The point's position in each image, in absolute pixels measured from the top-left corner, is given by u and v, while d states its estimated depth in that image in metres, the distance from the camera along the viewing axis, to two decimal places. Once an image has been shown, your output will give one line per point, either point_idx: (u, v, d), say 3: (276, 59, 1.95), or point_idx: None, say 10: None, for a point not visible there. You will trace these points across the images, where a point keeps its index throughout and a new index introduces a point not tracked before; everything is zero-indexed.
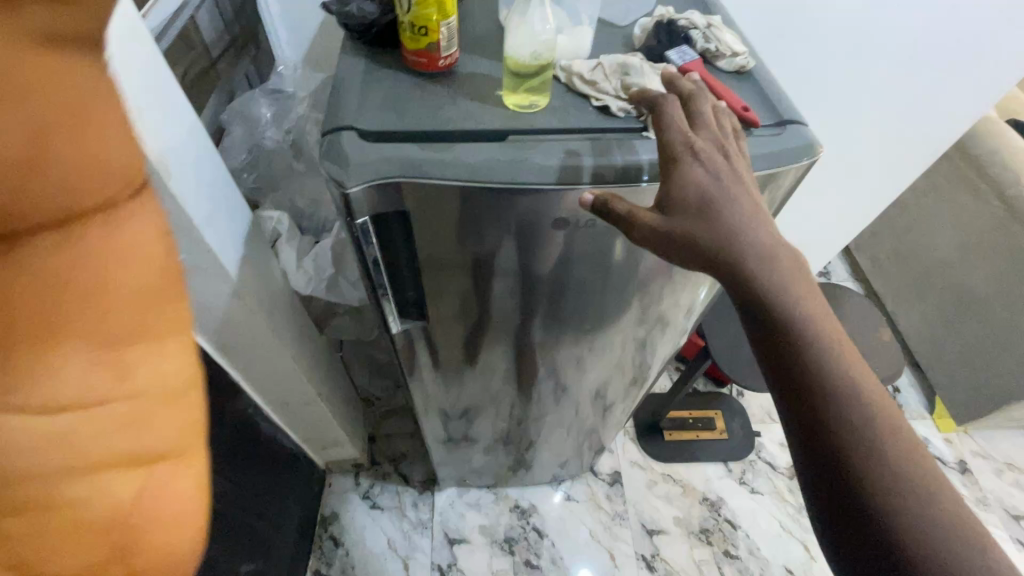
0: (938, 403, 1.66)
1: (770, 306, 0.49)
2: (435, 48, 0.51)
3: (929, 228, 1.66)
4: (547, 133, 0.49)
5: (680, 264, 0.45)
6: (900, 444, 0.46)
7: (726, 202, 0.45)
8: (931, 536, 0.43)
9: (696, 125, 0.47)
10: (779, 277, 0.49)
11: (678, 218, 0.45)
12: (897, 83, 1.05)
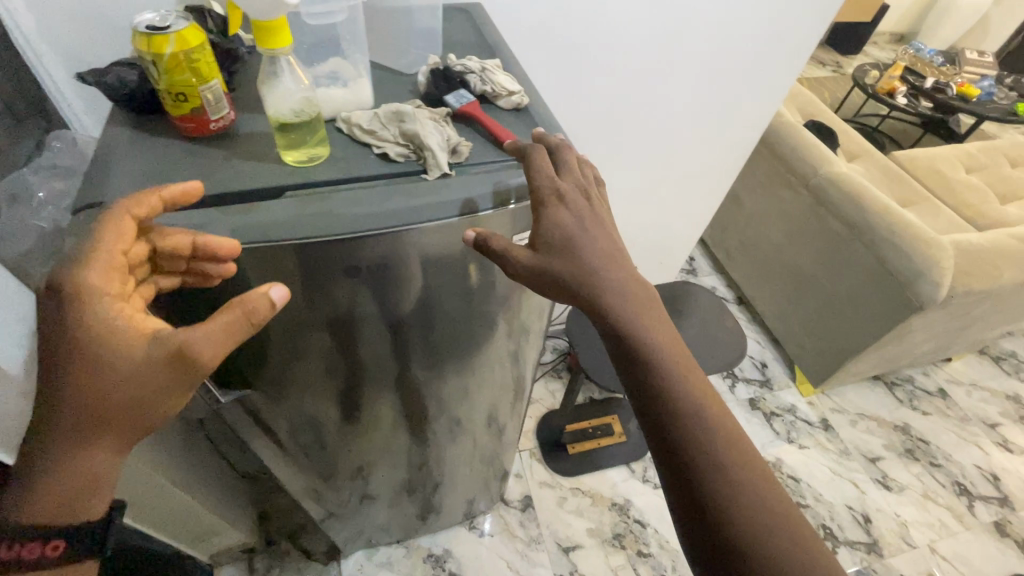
0: (797, 371, 1.87)
1: (623, 330, 0.54)
2: (201, 112, 0.50)
3: (762, 220, 1.89)
4: (322, 185, 0.50)
5: (550, 293, 0.54)
6: (736, 449, 0.52)
7: (584, 240, 0.54)
8: (763, 530, 0.49)
9: (561, 173, 0.55)
10: (629, 304, 0.55)
11: (546, 255, 0.53)
12: (697, 109, 1.21)
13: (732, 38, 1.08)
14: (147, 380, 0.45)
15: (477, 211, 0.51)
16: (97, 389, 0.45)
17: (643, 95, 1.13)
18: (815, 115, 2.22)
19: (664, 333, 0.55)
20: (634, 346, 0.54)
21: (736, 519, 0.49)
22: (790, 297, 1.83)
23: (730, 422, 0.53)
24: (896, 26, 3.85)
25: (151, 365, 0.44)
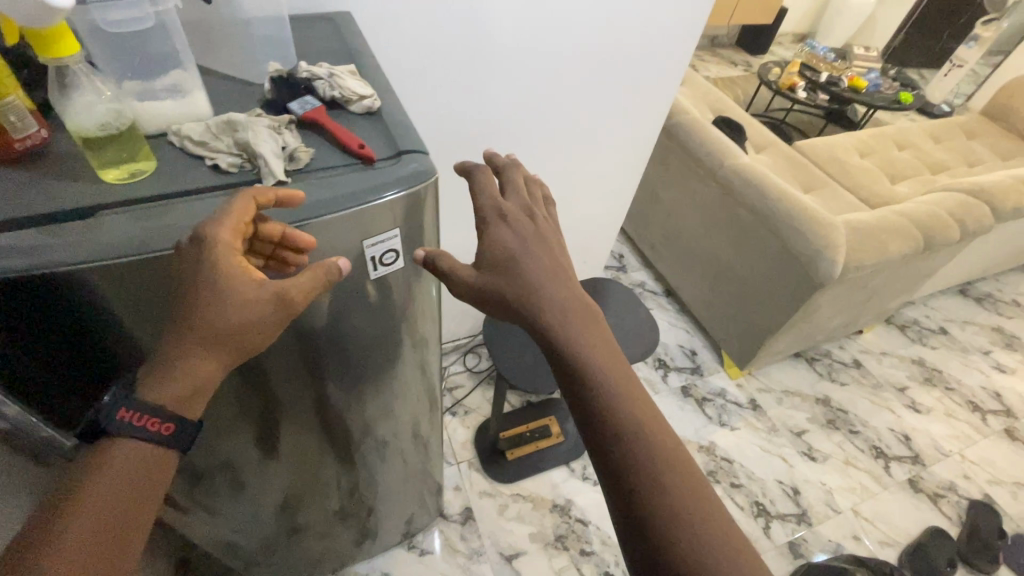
0: (725, 355, 1.94)
1: (562, 351, 0.59)
2: (1, 131, 0.46)
3: (679, 213, 1.96)
4: (141, 201, 0.47)
5: (495, 308, 0.63)
6: (671, 458, 0.55)
7: (522, 258, 0.63)
8: (689, 533, 0.52)
9: (507, 196, 0.69)
10: (568, 327, 0.60)
11: (488, 273, 0.63)
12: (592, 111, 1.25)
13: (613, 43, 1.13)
14: (263, 312, 0.48)
15: (316, 216, 0.49)
16: (218, 320, 0.47)
17: (536, 101, 1.16)
18: (723, 111, 2.33)
19: (604, 352, 0.60)
20: (574, 362, 0.59)
21: (655, 496, 0.53)
22: (710, 285, 1.90)
23: (666, 433, 0.57)
24: (798, 26, 4.12)
25: (268, 296, 0.48)
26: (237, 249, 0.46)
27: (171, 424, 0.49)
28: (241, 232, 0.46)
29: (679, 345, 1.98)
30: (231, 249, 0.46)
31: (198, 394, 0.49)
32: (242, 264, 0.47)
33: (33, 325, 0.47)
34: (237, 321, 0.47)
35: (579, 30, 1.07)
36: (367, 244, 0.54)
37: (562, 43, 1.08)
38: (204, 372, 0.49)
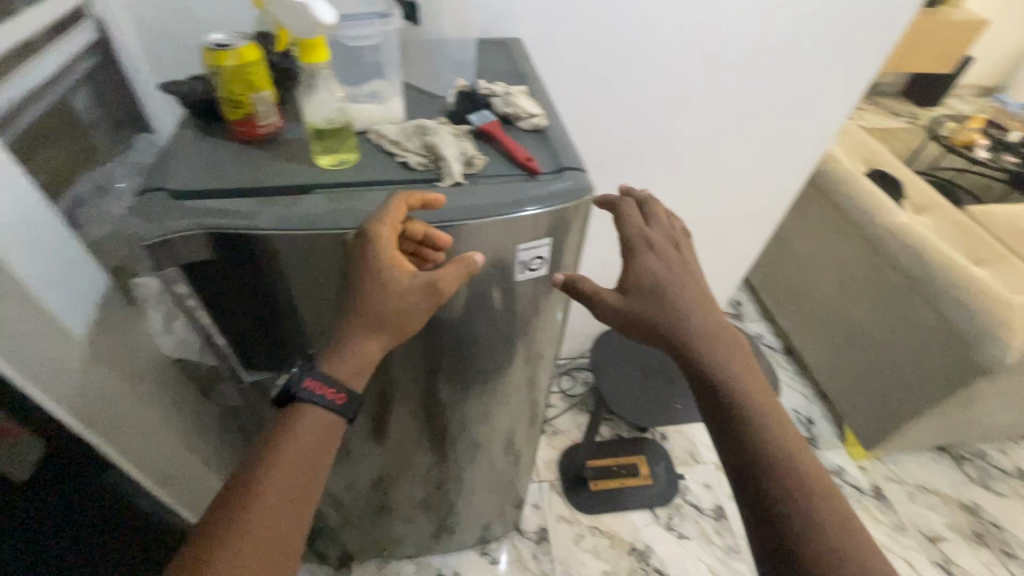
0: (849, 431, 1.73)
1: (693, 358, 0.63)
2: (253, 117, 0.57)
3: (814, 266, 1.81)
4: (346, 185, 0.55)
5: (634, 327, 0.67)
6: (800, 462, 0.56)
7: (672, 286, 0.67)
8: (818, 534, 0.53)
9: (652, 227, 0.71)
10: (700, 337, 0.64)
11: (632, 292, 0.67)
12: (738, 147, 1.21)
13: (773, 79, 1.09)
14: (411, 300, 0.54)
15: (490, 215, 0.54)
16: (379, 306, 0.53)
17: (681, 133, 1.15)
18: (880, 163, 2.12)
19: (734, 362, 0.63)
20: (704, 368, 0.63)
21: (784, 495, 0.55)
22: (841, 351, 1.72)
23: (796, 438, 0.58)
24: (984, 79, 3.64)
25: (417, 284, 0.53)
26: (392, 249, 0.52)
27: (343, 395, 0.55)
28: (394, 233, 0.51)
29: (794, 409, 1.81)
30: (388, 249, 0.51)
31: (366, 372, 0.55)
32: (397, 261, 0.52)
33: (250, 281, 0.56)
34: (396, 305, 0.53)
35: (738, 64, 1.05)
36: (519, 249, 0.58)
37: (717, 77, 1.06)
38: (369, 353, 0.55)
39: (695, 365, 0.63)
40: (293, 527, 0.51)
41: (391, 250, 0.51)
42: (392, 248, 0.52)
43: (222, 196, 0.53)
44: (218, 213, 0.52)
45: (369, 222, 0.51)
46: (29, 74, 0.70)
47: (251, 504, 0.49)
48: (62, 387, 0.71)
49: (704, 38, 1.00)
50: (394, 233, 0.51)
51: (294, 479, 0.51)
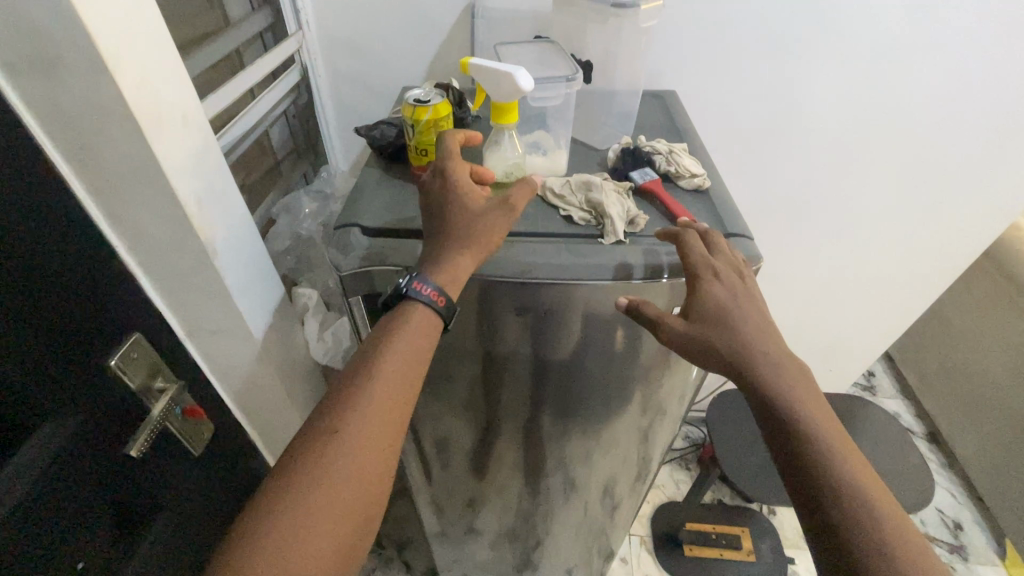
0: (1010, 547, 1.46)
1: (769, 398, 0.51)
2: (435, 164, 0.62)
3: (976, 346, 1.58)
4: (515, 234, 0.58)
5: (700, 360, 0.54)
6: (907, 547, 0.44)
7: (738, 313, 0.53)
8: None
9: (714, 252, 0.56)
10: (775, 374, 0.52)
11: (697, 322, 0.54)
12: (900, 202, 1.14)
13: (948, 132, 1.03)
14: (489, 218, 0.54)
15: (658, 278, 0.56)
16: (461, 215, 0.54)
17: (835, 182, 1.12)
18: None
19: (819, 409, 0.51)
20: (781, 412, 0.51)
21: None
22: (1006, 449, 1.46)
23: (898, 513, 0.46)
24: None
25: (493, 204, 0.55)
26: (459, 170, 0.56)
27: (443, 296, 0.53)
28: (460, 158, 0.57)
29: (936, 507, 1.57)
30: (457, 167, 0.56)
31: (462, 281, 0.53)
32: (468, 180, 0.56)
33: None
34: (477, 210, 0.54)
35: (908, 115, 1.01)
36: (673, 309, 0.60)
37: (881, 126, 1.03)
38: (462, 264, 0.53)
39: (772, 407, 0.51)
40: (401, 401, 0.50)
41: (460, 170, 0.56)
42: (460, 171, 0.56)
43: (406, 235, 0.59)
44: (403, 253, 0.57)
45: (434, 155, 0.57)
46: (250, 112, 0.84)
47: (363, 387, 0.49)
48: (236, 378, 0.82)
49: (871, 86, 0.99)
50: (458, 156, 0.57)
51: (394, 392, 0.50)
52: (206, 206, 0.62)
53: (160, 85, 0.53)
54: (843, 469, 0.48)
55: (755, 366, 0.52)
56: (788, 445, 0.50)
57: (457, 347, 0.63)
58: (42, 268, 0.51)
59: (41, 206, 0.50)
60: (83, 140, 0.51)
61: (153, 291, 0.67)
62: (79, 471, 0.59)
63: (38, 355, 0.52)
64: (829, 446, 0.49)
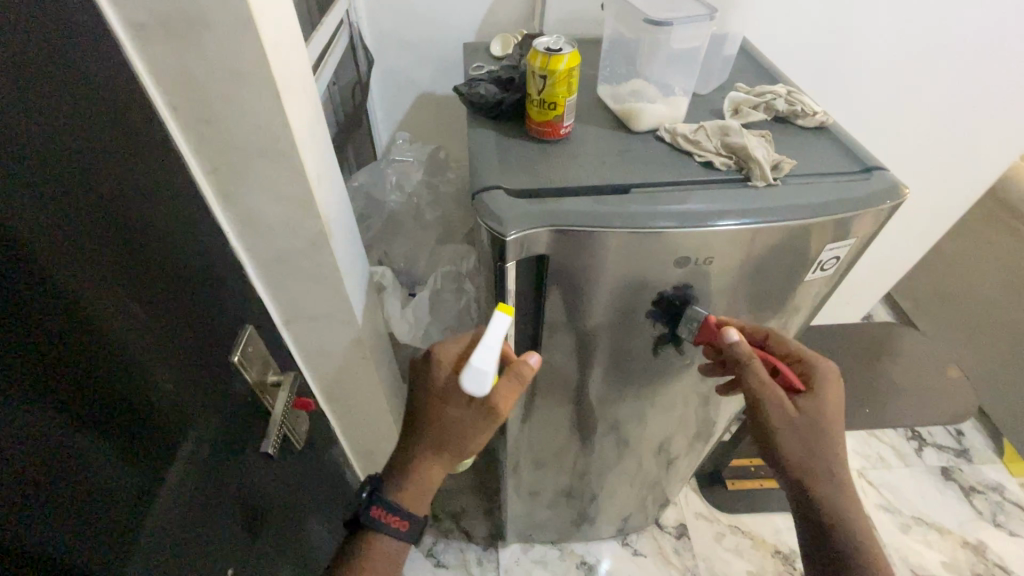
0: (1008, 446, 1.62)
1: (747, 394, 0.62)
2: (560, 119, 0.59)
3: (969, 269, 1.70)
4: (657, 188, 0.56)
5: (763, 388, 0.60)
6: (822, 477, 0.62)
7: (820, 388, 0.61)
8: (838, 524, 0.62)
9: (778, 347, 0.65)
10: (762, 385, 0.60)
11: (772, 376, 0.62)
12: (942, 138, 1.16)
13: (996, 63, 1.04)
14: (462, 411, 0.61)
15: (815, 215, 0.54)
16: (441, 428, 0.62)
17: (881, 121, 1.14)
18: None
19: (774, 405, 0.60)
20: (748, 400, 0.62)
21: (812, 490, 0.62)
22: (1003, 358, 1.60)
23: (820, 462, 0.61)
24: None
25: (472, 410, 0.60)
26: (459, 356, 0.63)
27: (405, 523, 0.65)
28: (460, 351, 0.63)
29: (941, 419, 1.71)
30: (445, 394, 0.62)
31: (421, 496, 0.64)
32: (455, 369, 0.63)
33: (570, 277, 0.58)
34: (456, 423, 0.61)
35: (958, 49, 1.03)
36: (823, 252, 0.59)
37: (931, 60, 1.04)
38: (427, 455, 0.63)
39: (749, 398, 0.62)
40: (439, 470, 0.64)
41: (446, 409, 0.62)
42: (446, 379, 0.62)
43: (555, 194, 0.56)
44: (561, 212, 0.53)
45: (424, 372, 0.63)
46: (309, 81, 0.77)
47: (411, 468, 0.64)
48: (329, 366, 0.78)
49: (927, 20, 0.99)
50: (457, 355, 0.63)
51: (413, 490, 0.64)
52: (322, 181, 0.57)
53: (291, 49, 0.48)
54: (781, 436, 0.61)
55: (834, 435, 0.60)
56: (823, 480, 0.61)
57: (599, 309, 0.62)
58: (164, 252, 0.45)
59: (159, 185, 0.45)
60: (212, 112, 0.46)
61: (257, 279, 0.62)
62: (217, 476, 0.55)
63: (171, 353, 0.47)
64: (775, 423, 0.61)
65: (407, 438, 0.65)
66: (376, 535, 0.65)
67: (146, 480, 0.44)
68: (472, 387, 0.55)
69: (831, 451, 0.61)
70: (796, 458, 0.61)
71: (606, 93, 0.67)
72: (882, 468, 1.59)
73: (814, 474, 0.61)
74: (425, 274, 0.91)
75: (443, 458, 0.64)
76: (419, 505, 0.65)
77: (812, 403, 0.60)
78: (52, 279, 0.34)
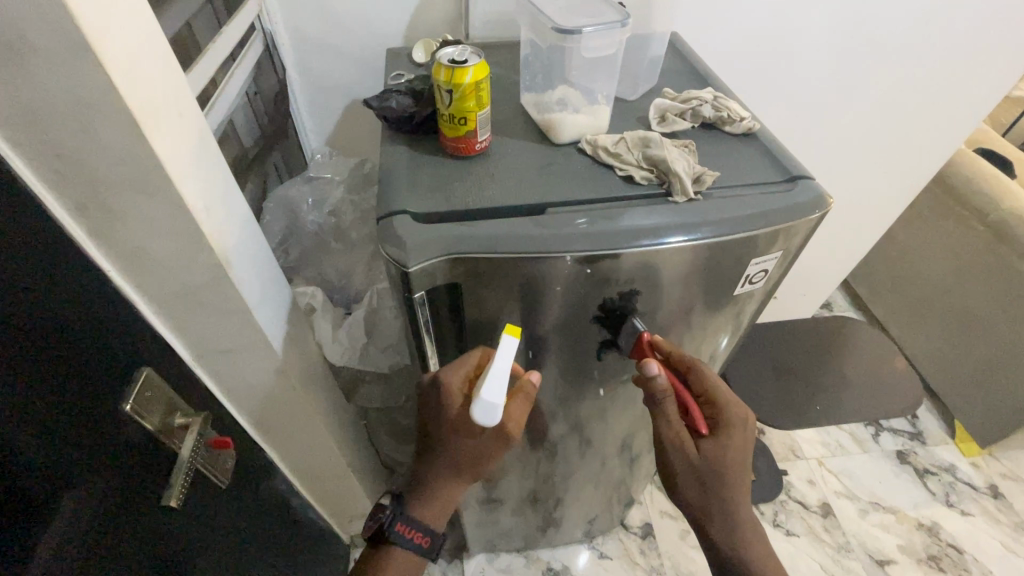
0: (959, 427, 1.67)
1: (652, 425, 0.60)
2: (473, 134, 0.56)
3: (919, 255, 1.74)
4: (574, 206, 0.54)
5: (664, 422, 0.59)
6: (724, 518, 0.59)
7: (726, 433, 0.57)
8: (738, 565, 0.60)
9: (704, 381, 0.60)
10: (663, 422, 0.59)
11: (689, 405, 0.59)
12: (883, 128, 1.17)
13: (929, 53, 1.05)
14: (485, 439, 0.59)
15: (732, 232, 0.52)
16: (461, 454, 0.59)
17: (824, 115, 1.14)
18: (980, 142, 2.01)
19: (673, 440, 0.59)
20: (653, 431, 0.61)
21: (710, 529, 0.60)
22: (954, 342, 1.64)
23: (718, 504, 0.59)
24: None
25: (488, 435, 0.58)
26: (466, 379, 0.58)
27: (428, 537, 0.62)
28: (461, 374, 0.58)
29: None
30: (462, 421, 0.58)
31: (446, 514, 0.62)
32: (462, 396, 0.58)
33: (485, 302, 0.55)
34: (477, 447, 0.59)
35: (895, 40, 1.03)
36: (749, 265, 0.57)
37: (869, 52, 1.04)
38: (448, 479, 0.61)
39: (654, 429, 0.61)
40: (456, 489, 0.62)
41: (462, 437, 0.58)
42: (459, 408, 0.58)
43: (467, 218, 0.52)
44: (470, 239, 0.50)
45: (430, 398, 0.58)
46: (216, 94, 0.72)
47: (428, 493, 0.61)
48: (255, 398, 0.73)
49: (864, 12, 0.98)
50: (462, 379, 0.58)
51: (436, 511, 0.61)
52: (214, 212, 0.52)
53: (157, 73, 0.43)
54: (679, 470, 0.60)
55: (731, 484, 0.58)
56: (722, 520, 0.59)
57: (521, 332, 0.59)
58: (17, 305, 0.40)
59: (10, 229, 0.40)
60: (70, 146, 0.41)
61: (157, 317, 0.58)
62: (113, 534, 0.51)
63: (35, 417, 0.42)
64: (673, 456, 0.59)
65: (421, 460, 0.61)
66: (395, 549, 0.62)
67: (4, 560, 0.39)
68: (485, 420, 0.52)
69: (727, 498, 0.58)
70: (693, 500, 0.60)
71: (528, 102, 0.64)
72: (841, 455, 1.62)
73: (706, 517, 0.60)
74: (360, 292, 0.87)
75: (460, 476, 0.61)
76: (440, 520, 0.63)
77: (714, 450, 0.57)
78: None
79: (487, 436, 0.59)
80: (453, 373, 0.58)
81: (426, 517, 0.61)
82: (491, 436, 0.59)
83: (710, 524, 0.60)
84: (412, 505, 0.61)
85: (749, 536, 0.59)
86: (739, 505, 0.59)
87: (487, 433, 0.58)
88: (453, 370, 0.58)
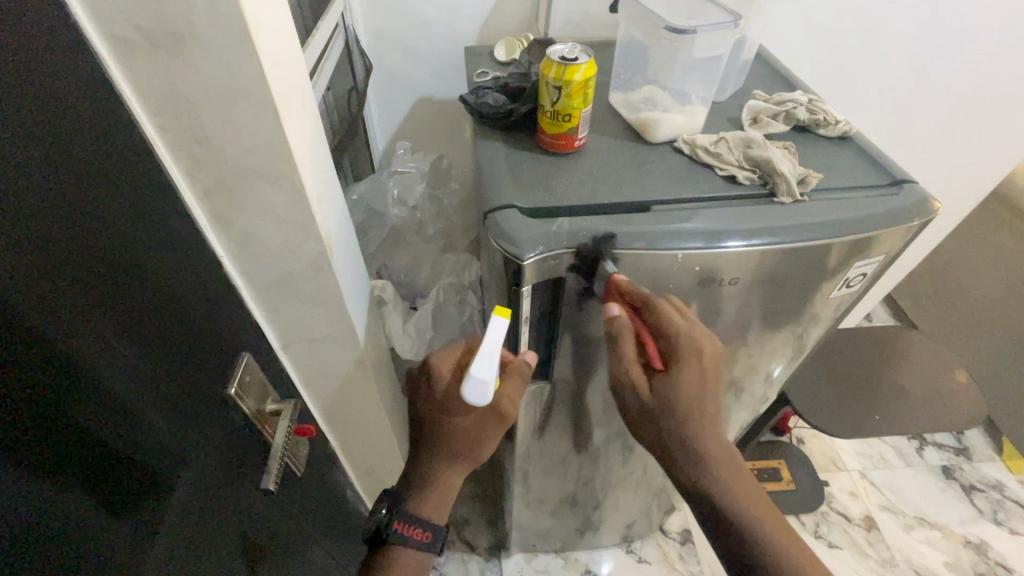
0: (1007, 443, 1.63)
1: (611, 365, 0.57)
2: (575, 131, 0.56)
3: (968, 267, 1.70)
4: (678, 204, 0.54)
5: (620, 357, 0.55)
6: (689, 451, 0.57)
7: (681, 367, 0.54)
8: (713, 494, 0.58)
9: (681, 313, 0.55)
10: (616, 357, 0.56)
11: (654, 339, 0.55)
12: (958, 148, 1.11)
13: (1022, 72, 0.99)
14: (480, 421, 0.59)
15: (842, 232, 0.51)
16: (457, 441, 0.60)
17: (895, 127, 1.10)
18: None
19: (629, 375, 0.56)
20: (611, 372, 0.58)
21: (678, 463, 0.58)
22: (1003, 357, 1.60)
23: (681, 434, 0.56)
24: None
25: (484, 415, 0.58)
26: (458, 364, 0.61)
27: (428, 533, 0.61)
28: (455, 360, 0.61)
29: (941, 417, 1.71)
30: (453, 405, 0.59)
31: (446, 504, 0.61)
32: (450, 380, 0.60)
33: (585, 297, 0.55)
34: (473, 433, 0.59)
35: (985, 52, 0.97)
36: (849, 269, 0.57)
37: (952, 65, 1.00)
38: (449, 466, 0.61)
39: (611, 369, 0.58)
40: (455, 478, 0.62)
41: (455, 422, 0.59)
42: (451, 394, 0.59)
43: (575, 214, 0.53)
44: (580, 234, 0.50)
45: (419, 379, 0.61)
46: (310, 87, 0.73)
47: (425, 480, 0.61)
48: (330, 387, 0.74)
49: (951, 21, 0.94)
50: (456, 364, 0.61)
51: (437, 500, 0.61)
52: (324, 203, 0.53)
53: (291, 65, 0.44)
54: (635, 405, 0.57)
55: (683, 413, 0.55)
56: (686, 450, 0.57)
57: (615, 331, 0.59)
58: (155, 285, 0.41)
59: (151, 211, 0.41)
60: (209, 133, 0.42)
61: (255, 302, 0.59)
62: (215, 517, 0.52)
63: (165, 391, 0.43)
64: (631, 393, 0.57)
65: (416, 449, 0.62)
66: (399, 549, 0.61)
67: (140, 537, 0.40)
68: (473, 399, 0.52)
69: (685, 428, 0.56)
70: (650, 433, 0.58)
71: (619, 102, 0.64)
72: (884, 468, 1.59)
73: (672, 449, 0.57)
74: (427, 287, 0.88)
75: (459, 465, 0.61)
76: (438, 513, 0.61)
77: (664, 383, 0.55)
78: (48, 337, 0.31)
79: (481, 421, 0.59)
80: (443, 360, 0.61)
81: (424, 507, 0.60)
82: (490, 422, 0.59)
83: (679, 458, 0.58)
84: (407, 498, 0.61)
85: (713, 465, 0.57)
86: (700, 438, 0.56)
87: (482, 419, 0.59)
88: (444, 357, 0.61)
